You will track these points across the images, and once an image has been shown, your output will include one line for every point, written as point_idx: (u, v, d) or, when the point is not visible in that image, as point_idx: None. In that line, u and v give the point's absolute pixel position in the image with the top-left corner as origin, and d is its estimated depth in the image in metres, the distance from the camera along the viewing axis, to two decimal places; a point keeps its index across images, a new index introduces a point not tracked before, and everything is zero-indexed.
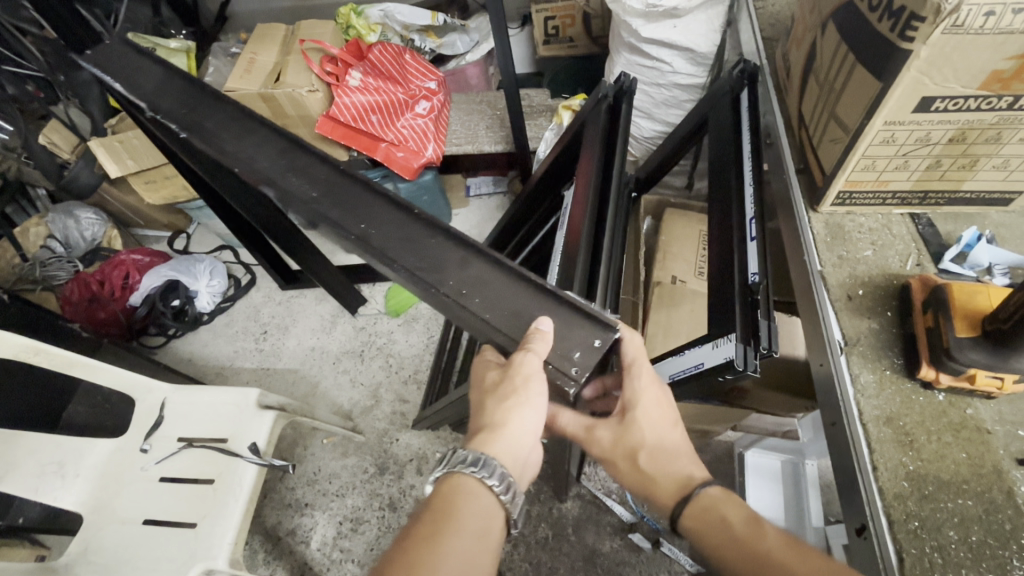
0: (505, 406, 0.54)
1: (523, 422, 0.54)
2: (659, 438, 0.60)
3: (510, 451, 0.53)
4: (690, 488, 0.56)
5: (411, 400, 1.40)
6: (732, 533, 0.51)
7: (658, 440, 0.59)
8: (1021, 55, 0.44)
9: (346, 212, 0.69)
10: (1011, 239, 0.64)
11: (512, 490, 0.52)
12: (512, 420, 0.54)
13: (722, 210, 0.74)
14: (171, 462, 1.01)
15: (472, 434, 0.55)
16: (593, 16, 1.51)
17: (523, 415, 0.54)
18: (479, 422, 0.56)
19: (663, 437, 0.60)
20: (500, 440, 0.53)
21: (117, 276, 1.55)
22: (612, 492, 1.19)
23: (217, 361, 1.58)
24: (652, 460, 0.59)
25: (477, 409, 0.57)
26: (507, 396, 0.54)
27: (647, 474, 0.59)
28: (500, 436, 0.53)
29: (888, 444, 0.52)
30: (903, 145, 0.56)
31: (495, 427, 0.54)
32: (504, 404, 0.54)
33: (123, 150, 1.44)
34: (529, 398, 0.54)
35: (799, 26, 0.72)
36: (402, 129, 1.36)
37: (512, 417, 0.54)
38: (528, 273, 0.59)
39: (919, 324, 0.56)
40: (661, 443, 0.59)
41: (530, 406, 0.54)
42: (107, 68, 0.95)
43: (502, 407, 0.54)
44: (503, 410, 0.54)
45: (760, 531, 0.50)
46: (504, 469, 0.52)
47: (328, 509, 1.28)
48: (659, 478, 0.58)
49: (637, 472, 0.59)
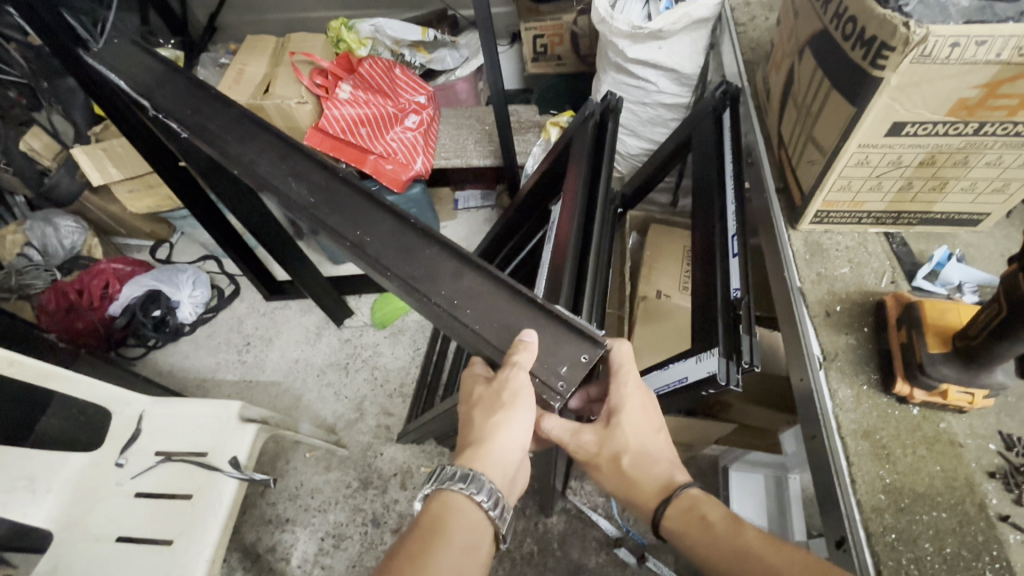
0: (492, 421, 0.54)
1: (509, 438, 0.54)
2: (642, 442, 0.60)
3: (499, 465, 0.53)
4: (671, 490, 0.57)
5: (396, 413, 1.39)
6: (714, 534, 0.53)
7: (640, 444, 0.59)
8: (985, 84, 0.47)
9: (344, 219, 0.70)
10: (980, 258, 0.66)
11: (500, 505, 0.53)
12: (497, 436, 0.54)
13: (705, 227, 0.76)
14: (147, 477, 0.98)
15: (461, 449, 0.55)
16: (581, 35, 1.54)
17: (510, 430, 0.54)
18: (467, 436, 0.56)
19: (647, 441, 0.60)
20: (486, 456, 0.53)
21: (96, 285, 1.51)
22: (598, 506, 1.19)
23: (198, 373, 1.55)
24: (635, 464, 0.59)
25: (465, 423, 0.58)
26: (494, 411, 0.55)
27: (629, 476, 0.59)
28: (488, 452, 0.53)
29: (866, 457, 0.53)
30: (877, 166, 0.58)
31: (481, 441, 0.54)
32: (491, 418, 0.54)
33: (107, 157, 1.43)
34: (516, 412, 0.54)
35: (778, 50, 0.74)
36: (391, 141, 1.38)
37: (500, 432, 0.54)
38: (517, 286, 0.59)
39: (893, 341, 0.58)
40: (645, 447, 0.60)
41: (517, 421, 0.54)
42: (105, 68, 0.96)
43: (489, 421, 0.54)
44: (490, 425, 0.54)
45: (739, 530, 0.52)
46: (492, 484, 0.52)
47: (310, 525, 1.25)
48: (641, 480, 0.59)
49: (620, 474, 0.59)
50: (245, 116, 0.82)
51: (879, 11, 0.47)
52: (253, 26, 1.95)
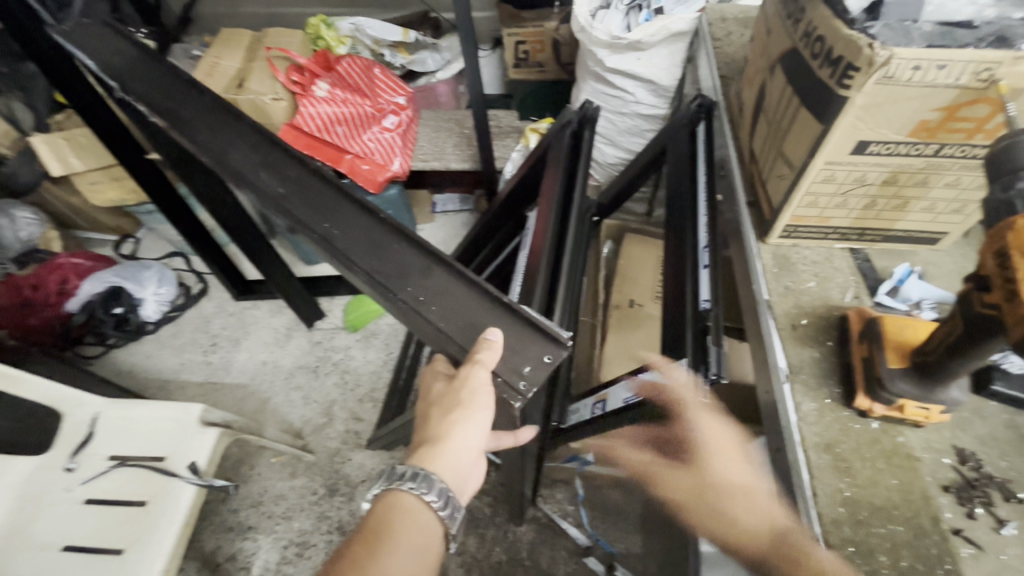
0: (449, 419, 0.53)
1: (465, 437, 0.53)
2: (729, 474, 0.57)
3: (453, 466, 0.52)
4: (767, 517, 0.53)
5: (366, 419, 1.36)
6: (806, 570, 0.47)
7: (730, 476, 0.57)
8: (944, 107, 0.49)
9: (313, 211, 0.68)
10: (939, 276, 0.68)
11: (452, 505, 0.51)
12: (454, 434, 0.53)
13: (677, 239, 0.76)
14: (98, 483, 0.94)
15: (415, 447, 0.54)
16: (562, 43, 1.55)
17: (466, 429, 0.53)
18: (423, 435, 0.55)
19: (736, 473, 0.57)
20: (441, 454, 0.52)
21: (53, 280, 1.44)
22: (569, 515, 1.19)
23: (160, 374, 1.49)
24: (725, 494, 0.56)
25: (422, 420, 0.56)
26: (452, 409, 0.53)
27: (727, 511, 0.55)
28: (441, 450, 0.52)
29: (827, 470, 0.54)
30: (842, 184, 0.59)
31: (437, 440, 0.53)
32: (448, 417, 0.53)
33: (68, 147, 1.37)
34: (473, 411, 0.53)
35: (751, 66, 0.76)
36: (369, 142, 1.36)
37: (456, 430, 0.53)
38: (485, 285, 0.58)
39: (854, 354, 0.59)
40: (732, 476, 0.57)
41: (475, 420, 0.53)
42: (73, 44, 0.91)
43: (445, 420, 0.53)
44: (447, 423, 0.53)
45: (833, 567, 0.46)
46: (441, 483, 0.50)
47: (273, 533, 1.21)
48: (738, 515, 0.54)
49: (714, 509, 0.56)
50: (213, 109, 0.80)
51: (847, 32, 0.48)
52: (230, 18, 1.91)
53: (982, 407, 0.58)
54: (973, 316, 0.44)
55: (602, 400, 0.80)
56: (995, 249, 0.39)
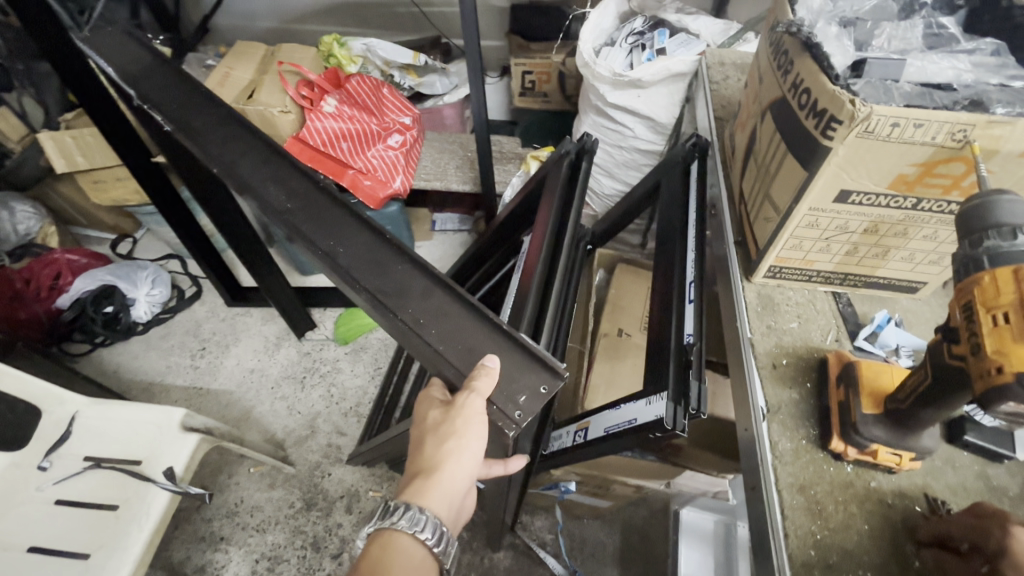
0: (443, 448, 0.52)
1: (459, 467, 0.52)
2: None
3: (446, 496, 0.52)
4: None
5: (349, 433, 1.35)
6: None
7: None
8: (921, 163, 0.51)
9: (318, 227, 0.69)
10: (917, 324, 0.69)
11: (445, 540, 0.51)
12: (448, 464, 0.52)
13: (666, 272, 0.78)
14: (72, 483, 0.93)
15: (407, 480, 0.53)
16: (568, 75, 1.60)
17: (460, 459, 0.52)
18: (415, 466, 0.54)
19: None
20: (436, 487, 0.51)
21: (47, 275, 1.46)
22: (547, 544, 1.17)
23: (146, 375, 1.48)
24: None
25: (415, 449, 0.55)
26: (446, 438, 0.52)
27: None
28: (436, 482, 0.51)
29: (800, 512, 0.54)
30: (825, 230, 0.61)
31: (431, 471, 0.52)
32: (443, 446, 0.52)
33: (75, 146, 1.38)
34: (468, 440, 0.52)
35: (745, 110, 0.78)
36: (372, 158, 1.38)
37: (450, 460, 0.52)
38: (483, 309, 0.59)
39: (831, 397, 0.60)
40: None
41: (468, 450, 0.53)
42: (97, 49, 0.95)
43: (441, 450, 0.52)
44: (441, 452, 0.52)
45: None
46: (435, 519, 0.50)
47: (245, 545, 1.19)
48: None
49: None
50: (222, 120, 0.81)
51: (831, 86, 0.50)
52: (246, 31, 1.96)
53: (954, 457, 0.58)
54: (943, 366, 0.45)
55: (583, 428, 0.80)
56: (963, 303, 0.42)
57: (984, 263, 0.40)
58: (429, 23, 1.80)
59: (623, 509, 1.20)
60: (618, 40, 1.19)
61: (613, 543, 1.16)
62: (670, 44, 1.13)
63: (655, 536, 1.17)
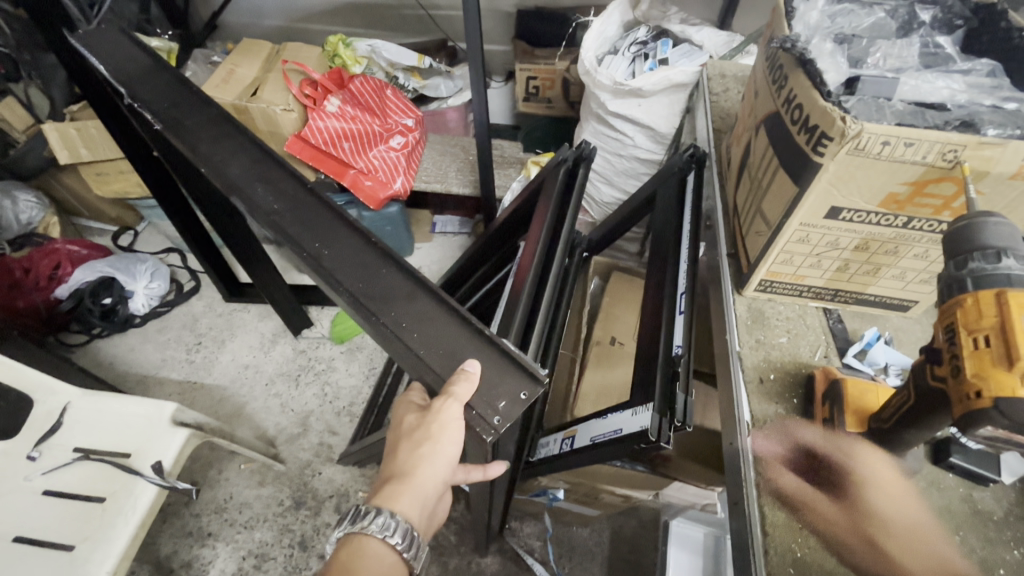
0: (417, 453, 0.52)
1: (432, 472, 0.53)
2: (906, 516, 0.51)
3: (417, 501, 0.52)
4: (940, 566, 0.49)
5: (340, 433, 1.35)
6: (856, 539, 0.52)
7: (908, 518, 0.51)
8: (913, 182, 0.50)
9: (306, 230, 0.69)
10: (908, 342, 0.69)
11: (415, 544, 0.52)
12: (421, 469, 0.52)
13: (658, 283, 0.78)
14: (60, 474, 0.93)
15: (380, 484, 0.54)
16: (572, 82, 1.60)
17: (433, 464, 0.53)
18: (389, 470, 0.54)
19: (905, 509, 0.51)
20: (408, 492, 0.52)
21: (46, 265, 1.46)
22: (535, 551, 1.17)
23: (141, 368, 1.48)
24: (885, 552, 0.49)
25: (390, 453, 0.56)
26: (421, 443, 0.52)
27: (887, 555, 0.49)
28: (408, 486, 0.52)
29: (781, 528, 0.54)
30: (816, 245, 0.61)
31: (404, 476, 0.52)
32: (416, 451, 0.53)
33: (79, 138, 1.39)
34: (442, 445, 0.52)
35: (741, 122, 0.78)
36: (373, 159, 1.38)
37: (423, 465, 0.52)
38: (467, 315, 0.59)
39: (818, 416, 0.60)
40: (908, 518, 0.51)
41: (442, 455, 0.53)
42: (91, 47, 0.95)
43: (414, 455, 0.53)
44: (415, 457, 0.53)
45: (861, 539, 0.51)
46: (406, 523, 0.51)
47: (232, 542, 1.19)
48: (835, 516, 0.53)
49: (874, 551, 0.50)
50: (222, 117, 0.82)
51: (823, 102, 0.50)
52: (254, 29, 1.97)
53: (939, 478, 0.57)
54: (925, 386, 0.45)
55: (570, 436, 0.80)
56: (945, 324, 0.42)
57: (968, 285, 0.40)
58: (436, 26, 1.81)
59: (612, 518, 1.20)
60: (621, 49, 1.19)
61: (601, 552, 1.16)
62: (672, 54, 1.14)
63: (644, 546, 1.16)
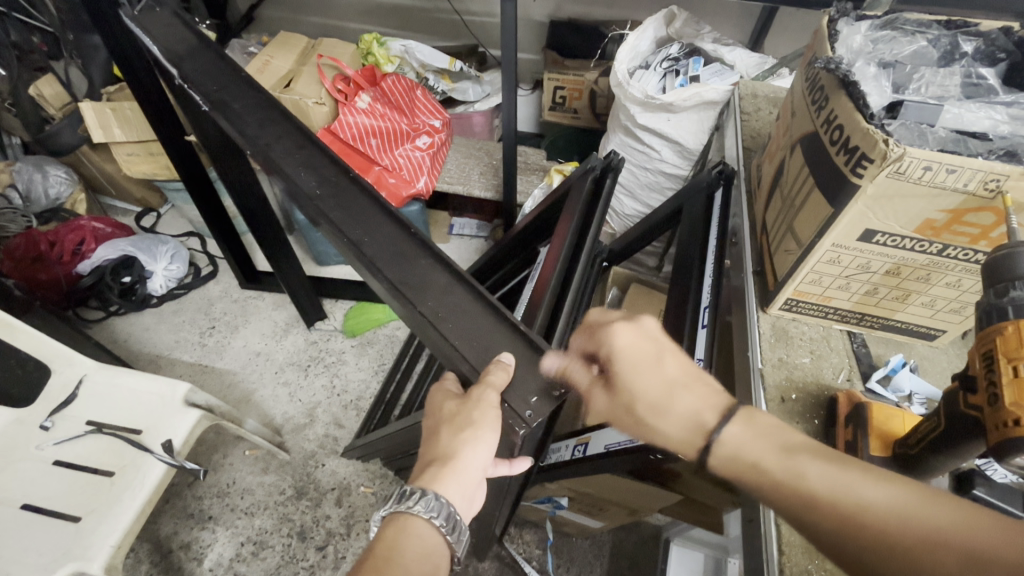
0: (459, 438, 0.50)
1: (474, 458, 0.50)
2: (647, 384, 0.50)
3: (462, 487, 0.49)
4: (705, 434, 0.46)
5: (347, 426, 1.35)
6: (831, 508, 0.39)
7: (645, 386, 0.50)
8: (952, 210, 0.50)
9: (346, 216, 0.70)
10: (932, 371, 0.69)
11: (459, 529, 0.49)
12: (464, 453, 0.50)
13: (681, 295, 0.78)
14: (71, 446, 0.93)
15: (422, 468, 0.51)
16: (599, 94, 1.61)
17: (476, 450, 0.50)
18: (430, 455, 0.52)
19: (658, 380, 0.50)
20: (452, 476, 0.49)
21: (71, 240, 1.48)
22: (533, 558, 1.16)
23: (154, 348, 1.50)
24: (725, 471, 0.45)
25: (430, 438, 0.54)
26: (463, 428, 0.51)
27: (649, 425, 0.50)
28: (452, 470, 0.49)
29: (799, 549, 0.53)
30: (847, 267, 0.61)
31: (446, 460, 0.50)
32: (458, 436, 0.51)
33: (113, 118, 1.43)
34: (483, 433, 0.51)
35: (775, 141, 0.78)
36: (399, 157, 1.39)
37: (466, 450, 0.50)
38: (502, 310, 0.59)
39: (839, 438, 0.59)
40: (660, 388, 0.50)
41: (484, 442, 0.50)
42: (146, 26, 0.98)
43: (456, 439, 0.51)
44: (458, 442, 0.50)
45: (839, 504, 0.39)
46: (451, 507, 0.48)
47: (232, 527, 1.19)
48: (661, 425, 0.49)
49: (639, 427, 0.51)
50: (267, 102, 0.84)
51: (865, 124, 0.50)
52: (290, 24, 2.02)
53: None
54: (956, 413, 0.45)
55: (583, 442, 0.79)
56: (983, 351, 0.42)
57: (1009, 313, 0.40)
58: (468, 31, 1.83)
59: (614, 532, 1.19)
60: (653, 64, 1.20)
61: (600, 566, 1.15)
62: (704, 72, 1.14)
63: (644, 563, 1.15)
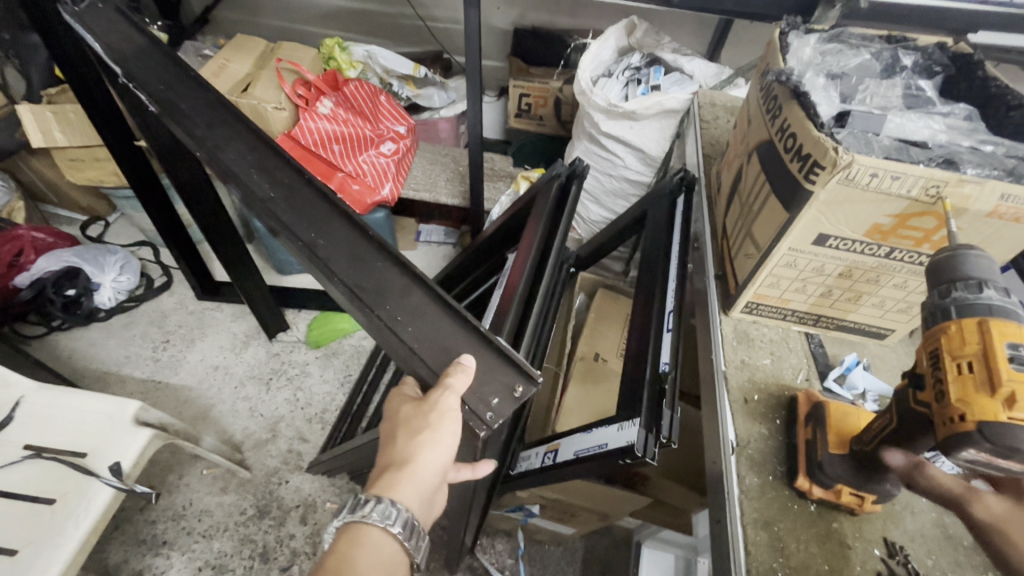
0: (416, 441, 0.49)
1: (432, 460, 0.50)
2: None
3: (418, 490, 0.49)
4: None
5: (311, 440, 1.30)
6: None
7: None
8: (897, 215, 0.53)
9: (300, 218, 0.68)
10: (883, 369, 0.72)
11: (417, 534, 0.48)
12: (421, 456, 0.49)
13: (647, 299, 0.79)
14: (6, 473, 0.87)
15: (378, 473, 0.50)
16: (563, 101, 1.63)
17: (433, 452, 0.50)
18: (386, 459, 0.51)
19: None
20: (407, 481, 0.48)
21: (7, 251, 1.38)
22: (505, 567, 1.14)
23: (102, 365, 1.41)
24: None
25: (386, 443, 0.52)
26: (420, 431, 0.50)
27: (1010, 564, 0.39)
28: (407, 475, 0.49)
29: (763, 547, 0.54)
30: (802, 270, 0.63)
31: (402, 463, 0.49)
32: (415, 439, 0.50)
33: (54, 121, 1.35)
34: (441, 435, 0.50)
35: (733, 149, 0.80)
36: (363, 163, 1.37)
37: (423, 452, 0.49)
38: (461, 310, 0.58)
39: (800, 435, 0.61)
40: None
41: (441, 444, 0.50)
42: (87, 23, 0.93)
43: (412, 443, 0.49)
44: (413, 445, 0.49)
45: None
46: (406, 512, 0.47)
47: (189, 551, 1.13)
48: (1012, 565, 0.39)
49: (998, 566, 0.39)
50: (221, 103, 0.80)
51: (815, 133, 0.52)
52: (249, 27, 1.96)
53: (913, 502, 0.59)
54: (908, 410, 0.47)
55: (553, 449, 0.79)
56: (930, 349, 0.44)
57: (952, 313, 0.42)
58: (432, 38, 1.83)
59: (585, 538, 1.19)
60: (616, 72, 1.22)
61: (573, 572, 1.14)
62: (664, 81, 1.16)
63: (617, 567, 1.15)
